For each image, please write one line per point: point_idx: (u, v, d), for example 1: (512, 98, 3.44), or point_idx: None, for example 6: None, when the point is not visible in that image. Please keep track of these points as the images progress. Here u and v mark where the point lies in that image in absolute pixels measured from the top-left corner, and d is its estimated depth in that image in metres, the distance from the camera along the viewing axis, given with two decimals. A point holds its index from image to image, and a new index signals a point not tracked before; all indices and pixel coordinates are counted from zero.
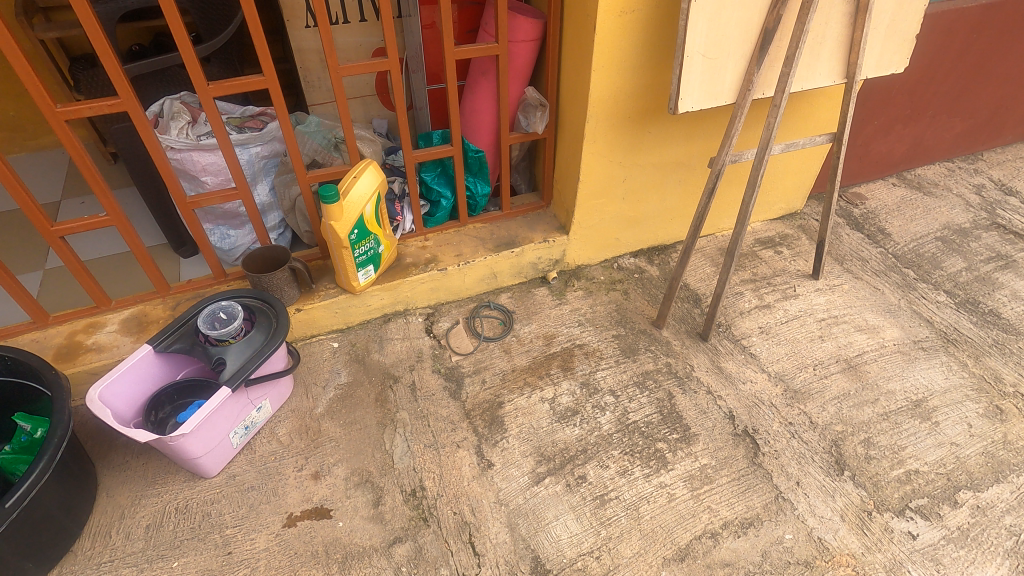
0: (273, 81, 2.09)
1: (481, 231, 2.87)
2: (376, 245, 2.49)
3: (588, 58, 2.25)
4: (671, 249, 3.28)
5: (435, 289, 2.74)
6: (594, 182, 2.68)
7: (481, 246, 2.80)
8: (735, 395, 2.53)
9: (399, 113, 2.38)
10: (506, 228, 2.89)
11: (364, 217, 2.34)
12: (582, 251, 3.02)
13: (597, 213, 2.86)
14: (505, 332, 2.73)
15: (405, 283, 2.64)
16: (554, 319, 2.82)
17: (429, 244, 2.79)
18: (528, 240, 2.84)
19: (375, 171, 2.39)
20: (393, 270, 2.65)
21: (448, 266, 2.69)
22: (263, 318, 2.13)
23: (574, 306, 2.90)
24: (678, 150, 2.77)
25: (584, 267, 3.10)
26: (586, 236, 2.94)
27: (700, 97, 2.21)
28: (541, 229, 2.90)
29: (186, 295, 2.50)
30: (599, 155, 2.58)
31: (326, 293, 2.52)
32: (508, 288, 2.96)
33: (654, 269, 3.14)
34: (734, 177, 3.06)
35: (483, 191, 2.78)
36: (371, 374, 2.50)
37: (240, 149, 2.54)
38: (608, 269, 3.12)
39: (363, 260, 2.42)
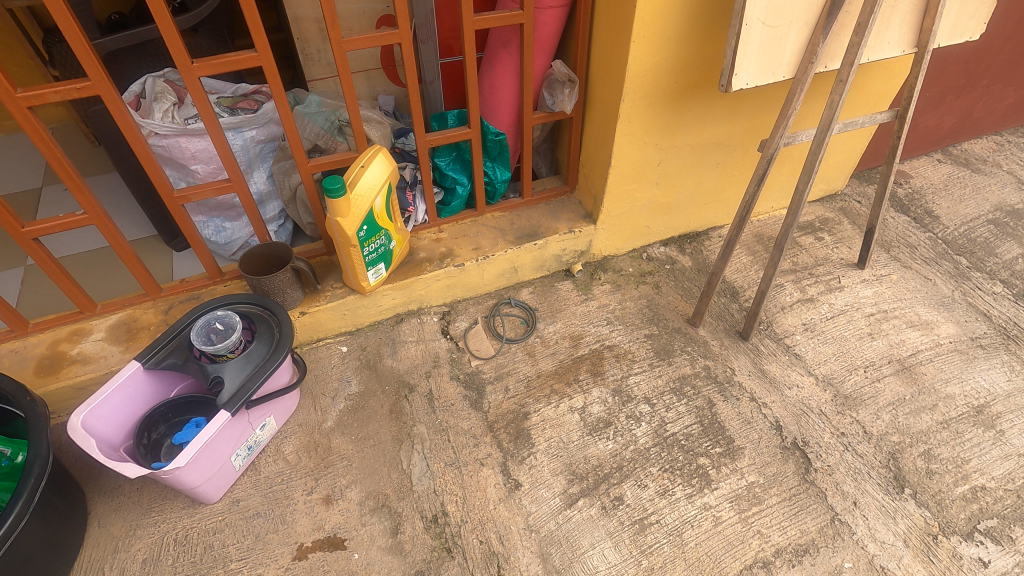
0: (268, 58, 1.80)
1: (500, 221, 2.62)
2: (388, 241, 2.24)
3: (627, 26, 1.95)
4: (704, 237, 3.03)
5: (451, 286, 2.51)
6: (626, 166, 2.41)
7: (501, 238, 2.55)
8: (782, 403, 2.31)
9: (411, 93, 2.10)
10: (528, 218, 2.64)
11: (374, 211, 2.09)
12: (609, 241, 2.77)
13: (628, 201, 2.59)
14: (529, 332, 2.51)
15: (419, 281, 2.40)
16: (581, 319, 2.60)
17: (444, 236, 2.54)
18: (552, 231, 2.59)
19: (386, 158, 2.12)
20: (406, 266, 2.42)
21: (466, 261, 2.45)
22: (264, 329, 1.91)
23: (602, 303, 2.67)
24: (719, 129, 2.49)
25: (610, 258, 2.86)
26: (615, 224, 2.68)
27: (756, 73, 1.92)
28: (565, 219, 2.64)
29: (179, 297, 2.27)
30: (634, 136, 2.30)
31: (333, 294, 2.30)
32: (529, 282, 2.72)
33: (686, 259, 2.90)
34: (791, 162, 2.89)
35: (504, 178, 2.52)
36: (384, 382, 2.29)
37: (233, 133, 2.28)
38: (637, 260, 2.87)
39: (373, 258, 2.18)
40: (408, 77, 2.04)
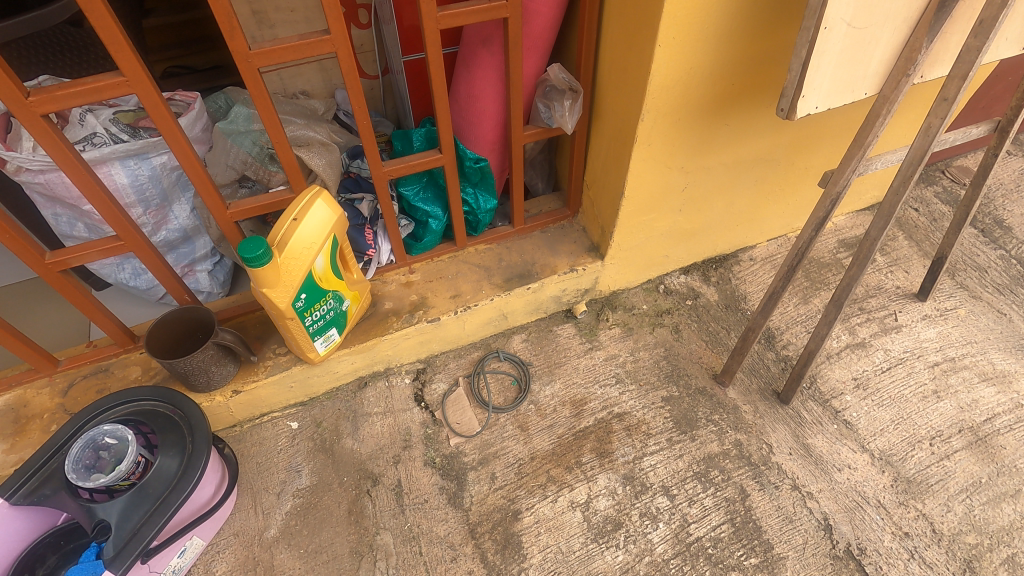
0: (144, 83, 1.27)
1: (485, 257, 2.13)
2: (339, 303, 1.76)
3: (650, 24, 1.40)
4: (732, 260, 2.54)
5: (424, 342, 2.04)
6: (644, 194, 1.88)
7: (486, 281, 2.07)
8: (831, 493, 1.88)
9: (357, 114, 1.57)
10: (520, 252, 2.15)
11: (314, 274, 1.59)
12: (619, 276, 2.27)
13: (643, 232, 2.08)
14: (521, 397, 2.07)
15: (383, 342, 1.93)
16: (585, 376, 2.14)
17: (415, 279, 2.06)
18: (548, 269, 2.10)
19: (328, 200, 1.59)
20: (367, 322, 1.95)
21: (442, 315, 1.97)
22: (173, 437, 1.49)
23: (610, 355, 2.20)
24: (762, 143, 1.96)
25: (620, 292, 2.38)
26: (627, 257, 2.17)
27: (829, 93, 1.38)
28: (565, 252, 2.15)
29: (83, 371, 1.82)
30: (655, 160, 1.77)
31: (275, 364, 1.83)
32: (522, 326, 2.26)
33: (711, 292, 2.42)
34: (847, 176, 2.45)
35: (488, 207, 2.01)
36: (341, 472, 1.86)
37: (137, 162, 1.77)
38: (652, 294, 2.38)
39: (319, 326, 1.71)
40: (352, 96, 1.51)
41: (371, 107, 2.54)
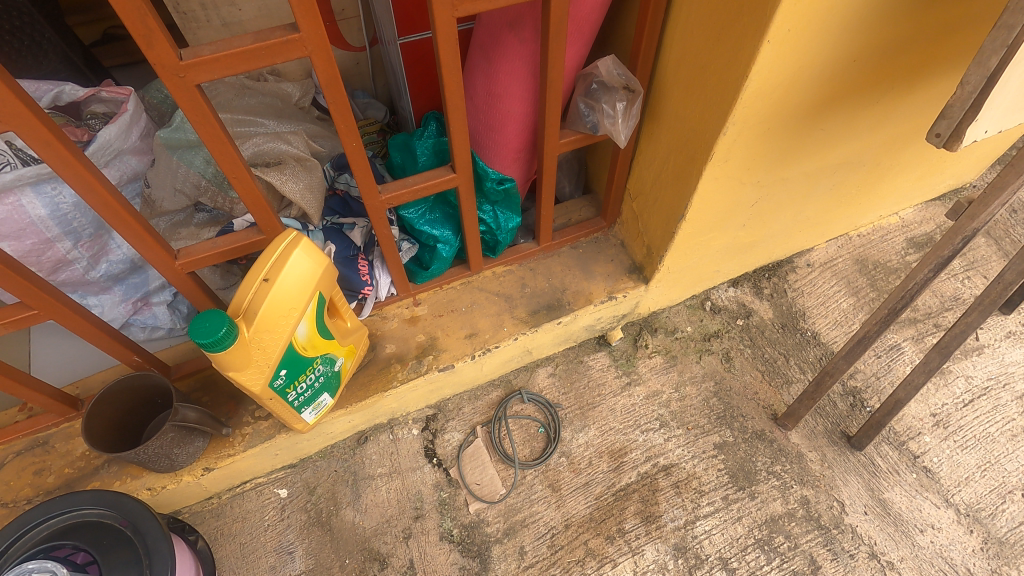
0: (23, 114, 0.86)
1: (505, 282, 1.76)
2: (330, 365, 1.40)
3: (757, 13, 1.00)
4: (787, 267, 2.19)
5: (436, 389, 1.71)
6: (708, 213, 1.51)
7: (508, 314, 1.71)
8: (914, 563, 1.62)
9: (344, 135, 1.16)
10: (547, 275, 1.78)
11: (296, 344, 1.22)
12: (662, 297, 1.93)
13: (698, 253, 1.72)
14: (551, 448, 1.76)
15: (387, 397, 1.60)
16: (623, 420, 1.83)
17: (422, 314, 1.70)
18: (582, 298, 1.74)
19: (310, 249, 1.19)
20: (366, 373, 1.60)
21: (456, 361, 1.62)
22: (125, 559, 1.15)
23: (652, 392, 1.88)
24: (854, 146, 1.58)
25: (660, 311, 2.04)
26: (675, 278, 1.81)
27: (1006, 112, 0.97)
28: (601, 275, 1.79)
29: (16, 446, 1.47)
30: (730, 176, 1.39)
31: (255, 432, 1.49)
32: (548, 358, 1.93)
33: (765, 308, 2.08)
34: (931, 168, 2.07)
35: (510, 227, 1.64)
36: (341, 553, 1.56)
37: (55, 186, 1.35)
38: (697, 313, 2.05)
39: (308, 396, 1.36)
40: (336, 113, 1.10)
41: (359, 86, 2.09)
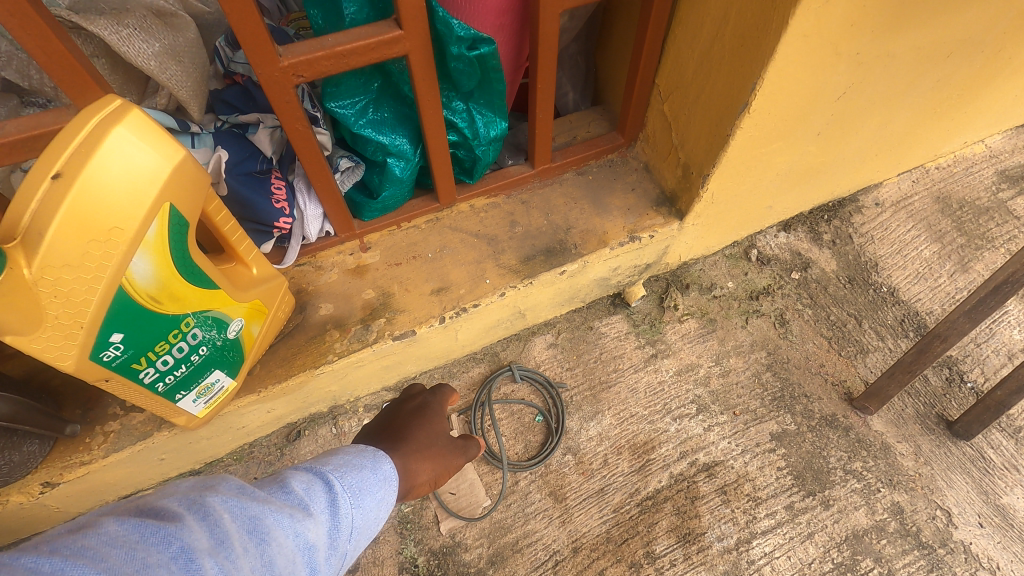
0: None
1: (489, 219, 1.28)
2: (218, 331, 0.91)
3: None
4: (851, 207, 1.72)
5: (395, 366, 1.24)
6: (784, 105, 1.05)
7: (492, 262, 1.23)
8: None
9: None
10: (545, 209, 1.30)
11: (135, 292, 0.74)
12: (698, 242, 1.46)
13: (753, 176, 1.26)
14: (552, 444, 1.31)
15: (321, 379, 1.13)
16: (648, 404, 1.37)
17: (372, 263, 1.22)
18: (594, 239, 1.27)
19: (150, 133, 0.69)
20: (290, 344, 1.13)
21: (419, 327, 1.15)
22: None
23: (684, 366, 1.42)
24: (983, 11, 1.11)
25: (692, 263, 1.57)
26: (720, 213, 1.35)
27: None
28: (618, 209, 1.31)
29: None
30: (825, 38, 0.93)
31: (125, 430, 1.03)
32: (548, 324, 1.46)
33: (826, 257, 1.62)
34: None
35: (492, 136, 1.16)
36: None
37: None
38: (740, 265, 1.58)
39: (184, 376, 0.89)
40: None
41: None
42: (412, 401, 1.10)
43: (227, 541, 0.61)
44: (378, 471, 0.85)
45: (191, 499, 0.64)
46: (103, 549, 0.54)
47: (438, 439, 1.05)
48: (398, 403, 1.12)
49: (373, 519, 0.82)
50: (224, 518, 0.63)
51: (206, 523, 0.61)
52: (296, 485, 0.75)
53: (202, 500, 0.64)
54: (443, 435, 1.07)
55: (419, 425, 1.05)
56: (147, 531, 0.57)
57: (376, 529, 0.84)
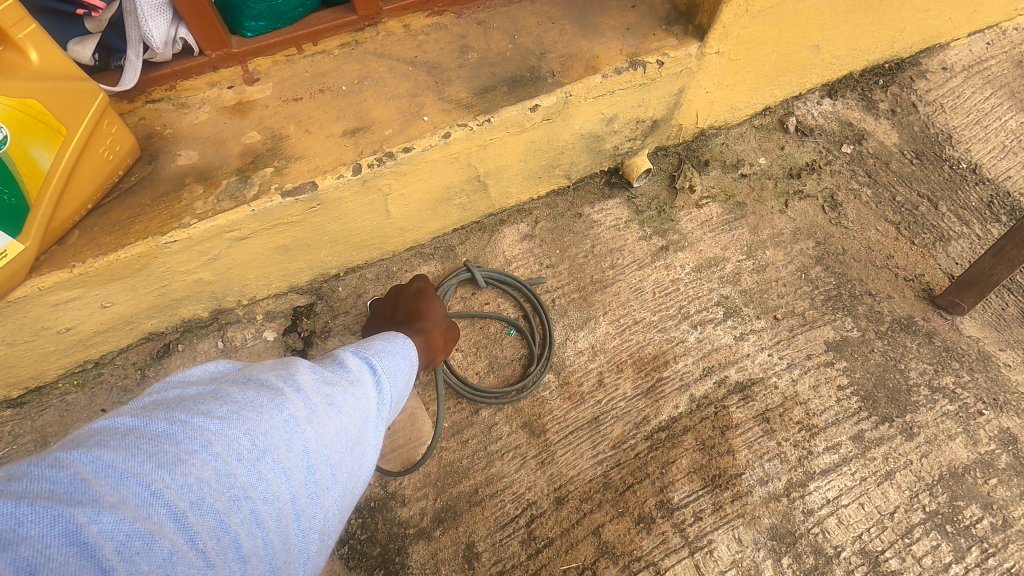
0: None
1: (430, 43, 0.91)
2: None
3: None
4: (912, 71, 1.34)
5: (299, 250, 0.87)
6: None
7: (432, 95, 0.86)
8: None
9: None
10: (511, 31, 0.93)
11: None
12: (721, 94, 1.09)
13: None
14: (537, 373, 0.93)
15: (176, 254, 0.76)
16: (658, 308, 1.01)
17: (258, 98, 0.85)
18: (580, 65, 0.90)
19: None
20: (127, 204, 0.76)
21: (325, 178, 0.79)
22: None
23: (706, 261, 1.06)
24: None
25: (712, 134, 1.19)
26: (754, 37, 0.99)
27: None
28: (613, 30, 0.94)
29: None
30: None
31: None
32: (522, 211, 1.09)
33: (885, 129, 1.24)
34: None
35: None
36: None
37: None
38: (775, 139, 1.21)
39: None
40: None
41: None
42: (410, 287, 0.89)
43: (327, 408, 0.50)
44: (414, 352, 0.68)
45: (282, 367, 0.53)
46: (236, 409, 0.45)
47: (433, 318, 0.82)
48: (395, 290, 0.90)
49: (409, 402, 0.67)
50: (322, 388, 0.52)
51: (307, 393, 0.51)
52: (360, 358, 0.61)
53: (292, 371, 0.52)
54: (440, 315, 0.83)
55: (424, 302, 0.84)
56: (259, 395, 0.48)
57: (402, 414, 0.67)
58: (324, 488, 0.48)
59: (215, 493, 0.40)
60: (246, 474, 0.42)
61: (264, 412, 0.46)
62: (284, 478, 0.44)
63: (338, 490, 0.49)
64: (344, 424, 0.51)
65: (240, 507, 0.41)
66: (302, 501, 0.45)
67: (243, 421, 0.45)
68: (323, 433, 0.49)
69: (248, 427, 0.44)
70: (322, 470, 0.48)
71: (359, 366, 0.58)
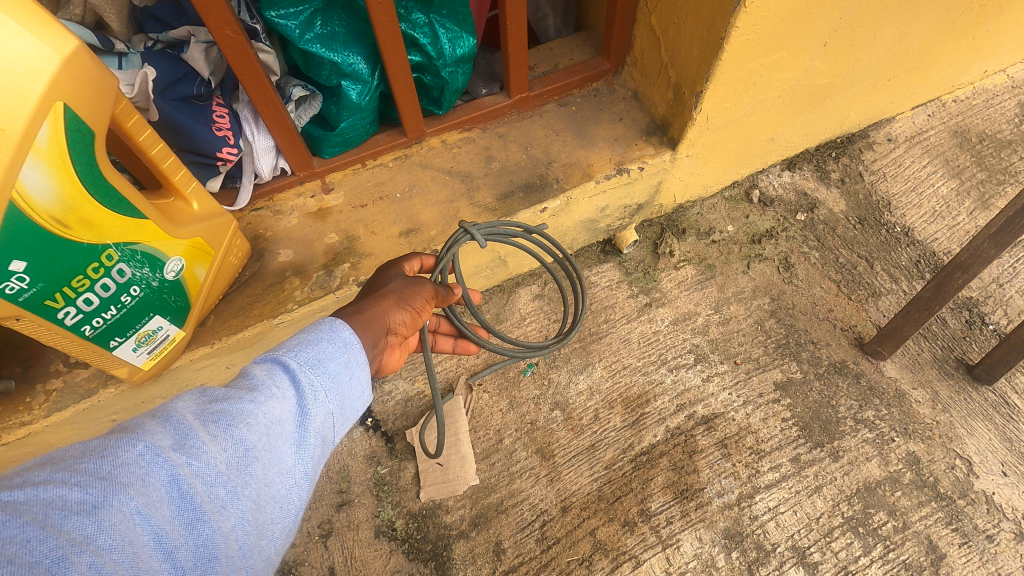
0: None
1: (462, 155, 1.17)
2: (152, 271, 0.82)
3: None
4: (860, 143, 1.59)
5: None
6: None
7: (465, 201, 1.13)
8: None
9: None
10: (525, 143, 1.19)
11: (29, 213, 0.64)
12: (695, 179, 1.35)
13: (754, 93, 1.15)
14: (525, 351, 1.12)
15: (281, 330, 1.04)
16: (642, 355, 1.27)
17: (333, 205, 1.12)
18: (579, 173, 1.16)
19: (27, 15, 0.58)
20: (244, 294, 1.03)
21: None
22: None
23: (681, 315, 1.32)
24: None
25: (689, 205, 1.45)
26: (717, 141, 1.24)
27: None
28: (605, 141, 1.20)
29: None
30: None
31: (68, 388, 0.96)
32: (533, 275, 1.35)
33: (835, 197, 1.50)
34: None
35: (459, 54, 1.05)
36: None
37: None
38: (741, 208, 1.46)
39: (116, 323, 0.81)
40: None
41: None
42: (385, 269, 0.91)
43: (197, 437, 0.51)
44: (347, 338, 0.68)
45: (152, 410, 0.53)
46: (67, 468, 0.45)
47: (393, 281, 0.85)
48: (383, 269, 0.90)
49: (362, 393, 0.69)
50: (192, 417, 0.52)
51: (174, 425, 0.51)
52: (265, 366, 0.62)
53: (166, 407, 0.53)
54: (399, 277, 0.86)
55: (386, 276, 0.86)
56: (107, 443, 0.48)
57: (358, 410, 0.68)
58: (206, 512, 0.49)
59: (27, 563, 0.39)
60: (80, 529, 0.43)
61: (112, 455, 0.47)
62: (136, 520, 0.45)
63: (223, 511, 0.50)
64: (222, 446, 0.52)
65: (78, 560, 0.41)
66: (168, 535, 0.46)
67: (75, 477, 0.44)
68: (189, 465, 0.49)
69: (86, 479, 0.45)
70: (193, 497, 0.49)
71: (248, 382, 0.58)
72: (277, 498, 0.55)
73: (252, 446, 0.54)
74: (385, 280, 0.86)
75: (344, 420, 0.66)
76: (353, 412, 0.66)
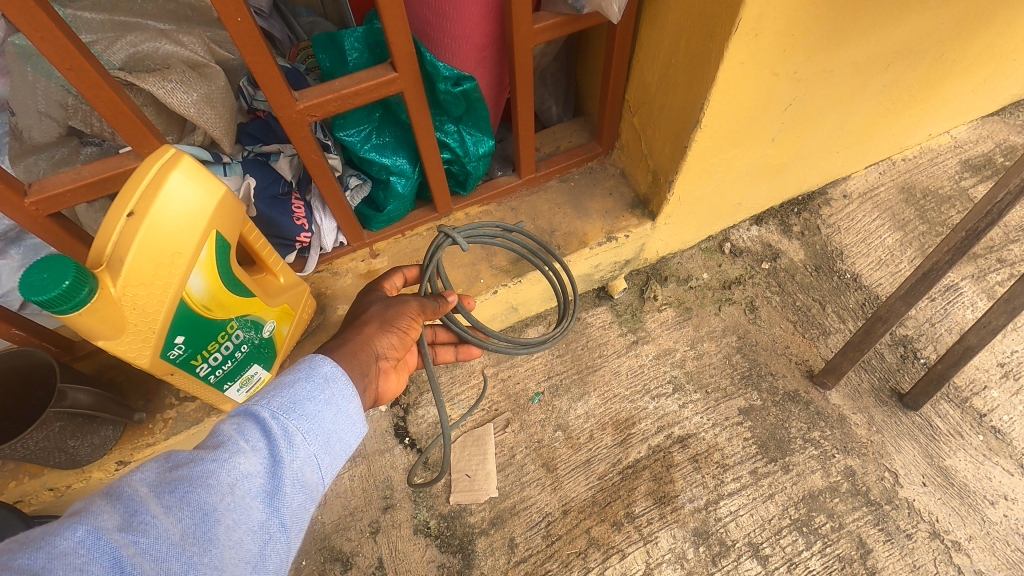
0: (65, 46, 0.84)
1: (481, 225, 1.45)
2: (256, 333, 1.11)
3: None
4: (819, 199, 1.86)
5: None
6: (734, 117, 1.21)
7: (485, 263, 1.41)
8: (985, 540, 1.34)
9: (222, 5, 0.84)
10: (532, 214, 1.47)
11: (190, 302, 0.93)
12: (674, 237, 1.62)
13: (717, 176, 1.42)
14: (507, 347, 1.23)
15: None
16: (630, 385, 1.54)
17: (379, 268, 1.40)
18: (576, 240, 1.43)
19: (196, 173, 0.87)
20: (313, 341, 1.31)
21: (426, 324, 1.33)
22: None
23: (662, 351, 1.59)
24: (917, 25, 1.26)
25: (670, 256, 1.72)
26: (690, 211, 1.51)
27: None
28: (598, 212, 1.47)
29: None
30: (761, 62, 1.09)
31: (181, 417, 1.24)
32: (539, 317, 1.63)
33: (795, 248, 1.76)
34: (992, 73, 1.73)
35: (480, 152, 1.33)
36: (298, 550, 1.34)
37: None
38: (715, 258, 1.74)
39: (231, 372, 1.09)
40: None
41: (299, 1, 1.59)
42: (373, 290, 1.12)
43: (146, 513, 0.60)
44: (312, 387, 0.79)
45: (111, 488, 0.62)
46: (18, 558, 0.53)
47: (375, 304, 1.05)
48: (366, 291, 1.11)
49: (335, 434, 0.79)
50: (142, 495, 0.61)
51: (126, 504, 0.60)
52: (226, 429, 0.71)
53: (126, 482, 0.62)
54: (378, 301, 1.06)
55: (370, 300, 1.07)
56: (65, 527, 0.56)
57: (334, 450, 0.79)
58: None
59: None
60: None
61: (60, 540, 0.55)
62: None
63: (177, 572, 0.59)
64: (173, 518, 0.61)
65: None
66: None
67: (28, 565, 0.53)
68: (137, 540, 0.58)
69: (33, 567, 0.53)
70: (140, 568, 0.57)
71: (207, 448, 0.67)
72: (233, 553, 0.64)
73: (205, 509, 0.63)
74: (368, 303, 1.05)
75: (315, 467, 0.75)
76: (333, 455, 0.78)
